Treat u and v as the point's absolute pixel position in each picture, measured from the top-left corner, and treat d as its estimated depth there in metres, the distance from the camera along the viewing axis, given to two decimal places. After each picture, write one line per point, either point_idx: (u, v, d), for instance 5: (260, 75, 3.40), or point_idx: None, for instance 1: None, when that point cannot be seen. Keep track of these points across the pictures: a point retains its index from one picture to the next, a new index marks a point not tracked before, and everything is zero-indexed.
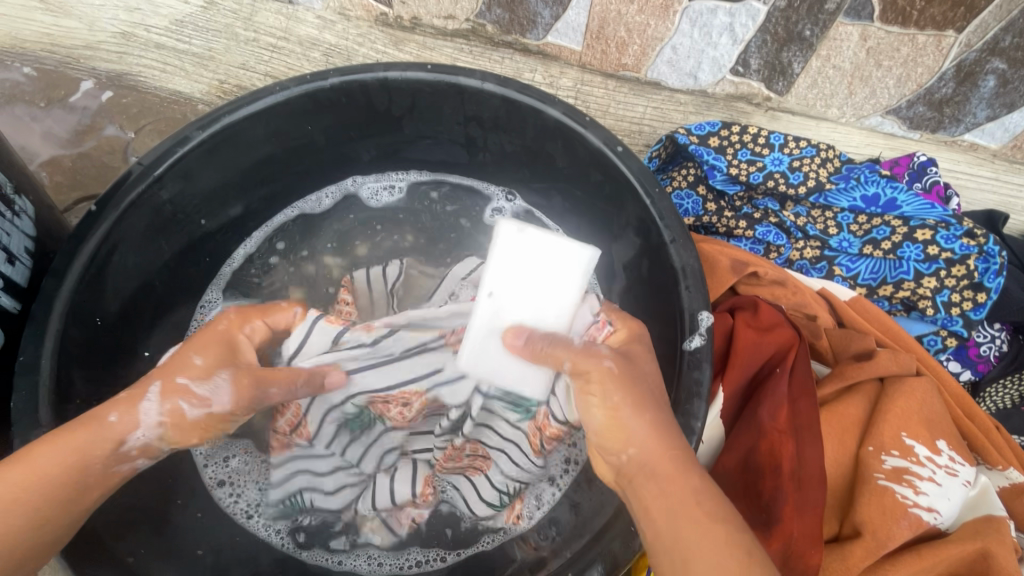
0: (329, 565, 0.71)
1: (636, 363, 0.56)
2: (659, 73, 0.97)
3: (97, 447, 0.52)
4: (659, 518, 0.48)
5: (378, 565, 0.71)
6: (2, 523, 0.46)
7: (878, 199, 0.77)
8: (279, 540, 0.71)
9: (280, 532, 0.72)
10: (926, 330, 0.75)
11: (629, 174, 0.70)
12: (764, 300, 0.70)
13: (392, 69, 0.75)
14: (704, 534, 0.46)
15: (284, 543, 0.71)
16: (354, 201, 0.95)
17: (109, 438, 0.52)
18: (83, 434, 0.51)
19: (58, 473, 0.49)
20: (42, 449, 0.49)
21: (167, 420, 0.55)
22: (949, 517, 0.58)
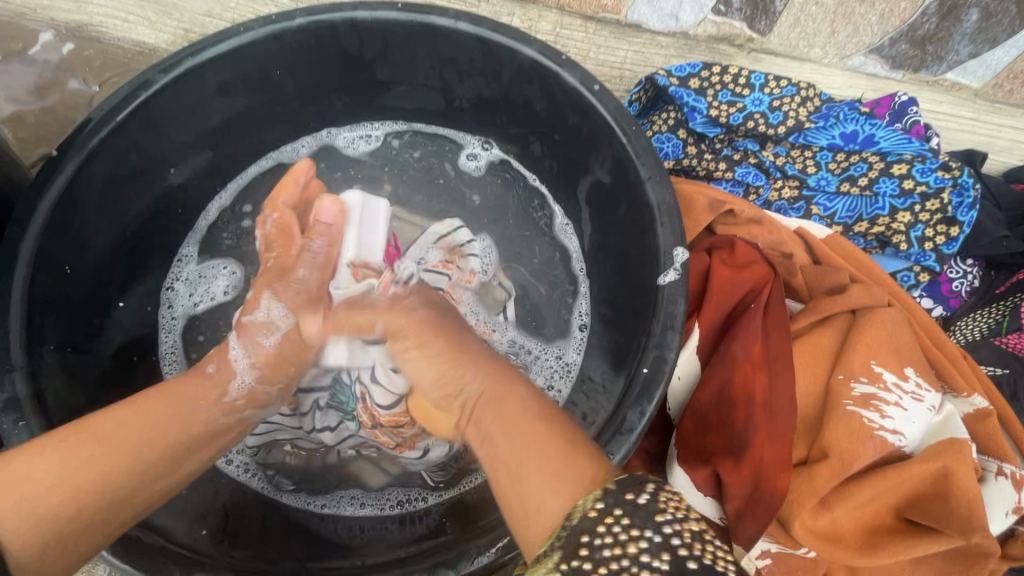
0: (312, 509, 0.72)
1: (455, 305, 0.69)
2: (638, 15, 0.95)
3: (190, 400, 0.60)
4: (501, 432, 0.54)
5: (360, 505, 0.72)
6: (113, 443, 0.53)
7: (857, 136, 0.76)
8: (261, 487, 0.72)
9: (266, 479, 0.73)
10: (900, 266, 0.76)
11: (606, 114, 0.70)
12: (742, 238, 0.70)
13: (361, 9, 0.73)
14: (516, 434, 0.53)
15: (267, 490, 0.72)
16: (330, 151, 0.93)
17: (210, 411, 0.61)
18: (180, 397, 0.59)
19: (148, 435, 0.55)
20: (158, 395, 0.58)
21: (254, 393, 0.64)
22: (914, 440, 0.60)
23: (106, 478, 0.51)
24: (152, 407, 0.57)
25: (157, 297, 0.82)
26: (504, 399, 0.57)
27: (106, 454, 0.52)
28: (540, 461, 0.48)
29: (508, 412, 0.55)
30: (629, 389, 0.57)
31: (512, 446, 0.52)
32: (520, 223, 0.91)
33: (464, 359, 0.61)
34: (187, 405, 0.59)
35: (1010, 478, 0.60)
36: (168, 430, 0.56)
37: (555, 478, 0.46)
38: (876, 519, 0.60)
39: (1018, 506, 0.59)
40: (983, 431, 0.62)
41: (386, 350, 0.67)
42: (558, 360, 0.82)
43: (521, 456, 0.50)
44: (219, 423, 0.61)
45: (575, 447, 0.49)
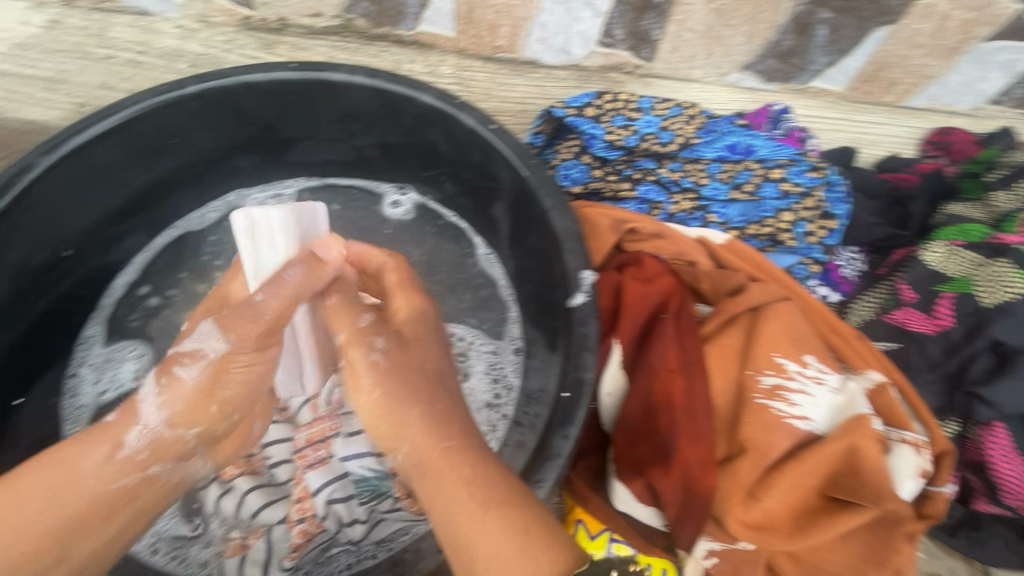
0: None
1: (416, 353, 0.59)
2: (533, 51, 1.00)
3: (81, 463, 0.52)
4: (454, 506, 0.49)
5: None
6: (9, 536, 0.48)
7: (738, 147, 0.83)
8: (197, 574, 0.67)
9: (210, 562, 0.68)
10: (794, 261, 0.80)
11: (504, 150, 0.73)
12: (648, 254, 0.74)
13: (253, 71, 0.73)
14: (466, 512, 0.48)
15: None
16: (240, 214, 0.91)
17: (101, 470, 0.53)
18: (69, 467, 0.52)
19: (35, 514, 0.49)
20: (41, 464, 0.52)
21: (167, 443, 0.56)
22: (824, 421, 0.64)
23: (8, 550, 0.48)
24: (32, 488, 0.50)
25: (59, 386, 0.77)
26: (448, 464, 0.52)
27: (6, 511, 0.49)
28: (495, 543, 0.47)
29: (464, 493, 0.49)
30: (553, 414, 0.59)
31: (469, 528, 0.48)
32: (449, 262, 0.92)
33: (407, 416, 0.55)
34: (72, 469, 0.52)
35: (911, 444, 0.65)
36: (54, 502, 0.50)
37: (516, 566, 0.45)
38: (805, 503, 0.63)
39: (923, 469, 0.64)
40: (884, 404, 0.67)
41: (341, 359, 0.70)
42: (494, 357, 0.84)
43: (473, 537, 0.47)
44: (116, 486, 0.53)
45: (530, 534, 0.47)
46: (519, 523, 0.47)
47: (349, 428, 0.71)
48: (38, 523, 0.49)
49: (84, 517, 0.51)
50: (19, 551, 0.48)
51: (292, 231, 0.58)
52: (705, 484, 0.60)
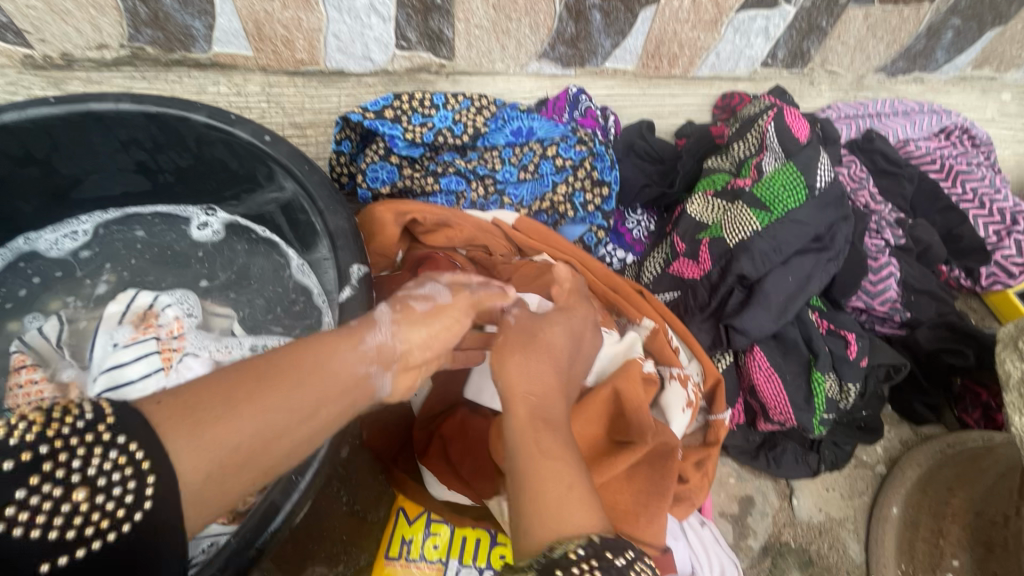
0: None
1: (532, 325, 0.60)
2: (336, 61, 1.02)
3: (335, 346, 0.49)
4: (543, 479, 0.48)
5: None
6: (276, 400, 0.44)
7: (522, 130, 0.88)
8: None
9: None
10: (584, 231, 0.85)
11: (278, 158, 0.75)
12: (439, 253, 0.79)
13: (6, 111, 0.72)
14: (548, 454, 0.50)
15: None
16: (34, 257, 0.86)
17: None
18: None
19: (302, 377, 0.46)
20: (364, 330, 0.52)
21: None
22: (591, 375, 0.71)
23: (248, 420, 0.42)
24: (339, 359, 0.49)
25: None
26: (542, 419, 0.52)
27: (179, 435, 0.40)
28: (558, 486, 0.47)
29: (539, 450, 0.50)
30: None
31: (544, 475, 0.48)
32: (267, 280, 0.89)
33: (534, 372, 0.55)
34: (332, 349, 0.49)
35: (678, 379, 0.72)
36: (309, 381, 0.46)
37: (567, 509, 0.46)
38: (585, 448, 0.69)
39: (690, 400, 0.71)
40: (657, 347, 0.73)
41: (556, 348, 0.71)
42: None
43: (538, 475, 0.48)
44: (353, 372, 0.49)
45: (577, 488, 0.48)
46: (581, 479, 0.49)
47: None
48: (311, 385, 0.46)
49: (302, 403, 0.45)
50: (264, 418, 0.43)
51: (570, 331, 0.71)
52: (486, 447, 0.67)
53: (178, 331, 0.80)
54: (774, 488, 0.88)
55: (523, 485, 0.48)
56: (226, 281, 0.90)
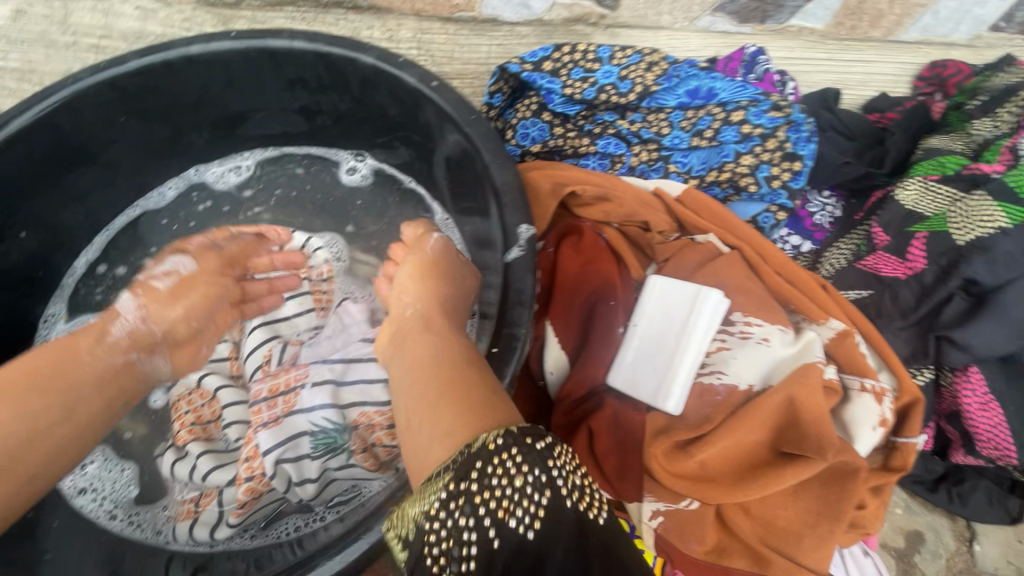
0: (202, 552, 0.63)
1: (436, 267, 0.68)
2: (491, 8, 0.98)
3: (77, 345, 0.58)
4: (431, 431, 0.49)
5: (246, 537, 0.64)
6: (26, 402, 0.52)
7: (699, 91, 0.78)
8: (165, 541, 0.64)
9: (167, 533, 0.65)
10: (759, 210, 0.75)
11: (445, 106, 0.71)
12: (588, 223, 0.72)
13: (193, 43, 0.73)
14: (429, 393, 0.52)
15: (169, 546, 0.64)
16: (201, 189, 0.91)
17: (96, 352, 0.59)
18: (62, 347, 0.58)
19: (40, 394, 0.53)
20: (82, 344, 0.59)
21: (141, 334, 0.64)
22: (759, 377, 0.63)
23: None
24: (74, 358, 0.57)
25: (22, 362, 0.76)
26: (421, 375, 0.54)
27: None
28: (442, 426, 0.48)
29: (433, 386, 0.52)
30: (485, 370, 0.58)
31: (428, 424, 0.49)
32: None
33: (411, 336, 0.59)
34: (72, 349, 0.58)
35: (872, 393, 0.61)
36: (69, 375, 0.56)
37: (459, 423, 0.48)
38: (748, 456, 0.61)
39: (885, 419, 0.60)
40: (844, 352, 0.64)
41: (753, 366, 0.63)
42: None
43: (421, 412, 0.51)
44: (109, 365, 0.59)
45: (462, 412, 0.49)
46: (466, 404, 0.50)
47: (317, 377, 0.68)
48: (43, 397, 0.53)
49: (72, 399, 0.55)
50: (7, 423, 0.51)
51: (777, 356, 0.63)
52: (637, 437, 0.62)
53: (327, 275, 0.83)
54: (951, 529, 0.76)
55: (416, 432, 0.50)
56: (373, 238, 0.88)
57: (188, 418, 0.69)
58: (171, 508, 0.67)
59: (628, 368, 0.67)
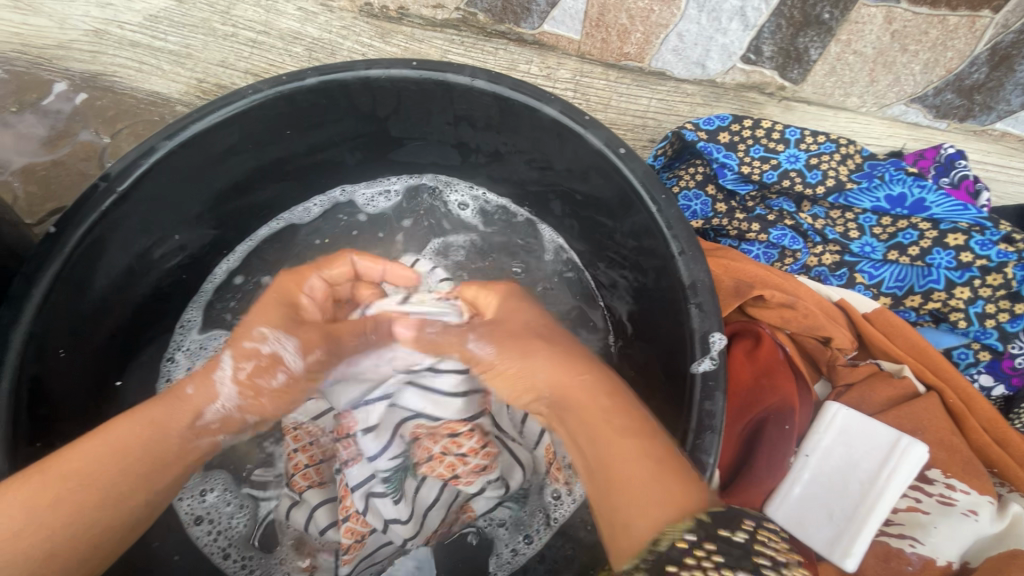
0: None
1: (513, 319, 0.64)
2: (663, 62, 0.90)
3: (169, 417, 0.55)
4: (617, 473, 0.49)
5: None
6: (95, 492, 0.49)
7: (904, 199, 0.71)
8: None
9: None
10: (957, 343, 0.70)
11: (632, 179, 0.64)
12: (767, 329, 0.66)
13: (374, 67, 0.67)
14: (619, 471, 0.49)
15: None
16: (339, 208, 0.88)
17: (186, 434, 0.56)
18: (159, 420, 0.55)
19: (123, 473, 0.51)
20: (126, 418, 0.53)
21: (232, 421, 0.60)
22: (959, 555, 0.55)
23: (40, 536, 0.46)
24: (124, 435, 0.52)
25: (156, 372, 0.76)
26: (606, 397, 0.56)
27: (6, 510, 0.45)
28: (632, 473, 0.48)
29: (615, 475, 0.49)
30: None
31: (615, 459, 0.50)
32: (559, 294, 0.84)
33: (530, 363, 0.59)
34: (158, 421, 0.54)
35: None
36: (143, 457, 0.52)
37: (659, 489, 0.46)
38: None
39: None
40: None
41: (955, 542, 0.55)
42: None
43: (623, 475, 0.49)
44: (194, 446, 0.57)
45: (647, 470, 0.48)
46: (654, 459, 0.48)
47: (365, 421, 0.65)
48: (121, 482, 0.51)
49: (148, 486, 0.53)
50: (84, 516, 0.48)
51: (983, 533, 0.55)
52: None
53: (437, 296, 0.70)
54: None
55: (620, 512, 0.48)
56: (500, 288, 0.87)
57: (301, 462, 0.66)
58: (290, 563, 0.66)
59: (796, 504, 0.60)
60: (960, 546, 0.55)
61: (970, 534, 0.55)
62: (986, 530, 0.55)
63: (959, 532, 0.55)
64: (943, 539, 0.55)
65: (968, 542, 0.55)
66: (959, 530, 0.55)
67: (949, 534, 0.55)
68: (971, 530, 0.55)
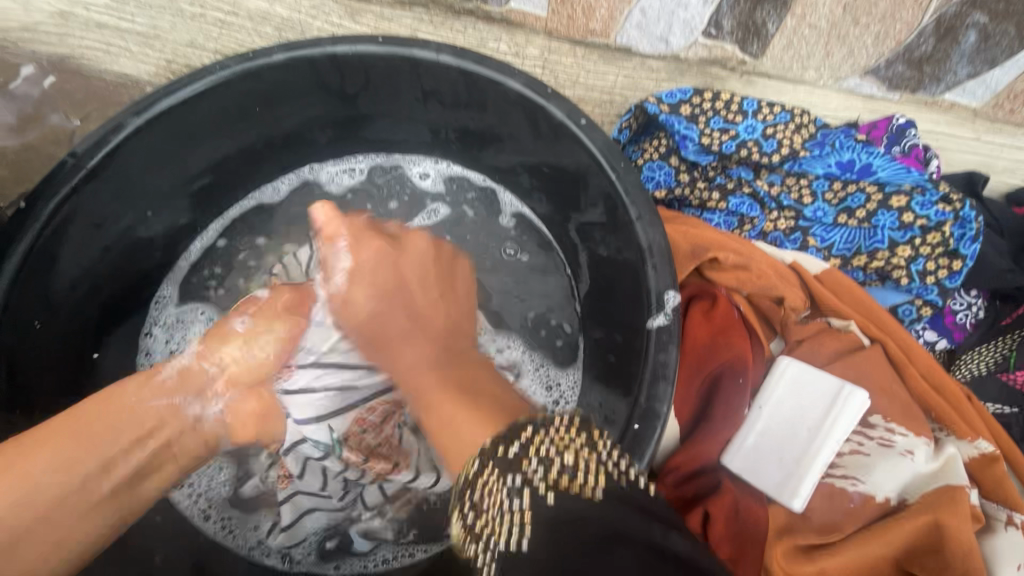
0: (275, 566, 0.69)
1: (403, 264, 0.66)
2: (628, 38, 0.92)
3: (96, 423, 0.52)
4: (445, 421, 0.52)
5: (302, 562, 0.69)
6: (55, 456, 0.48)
7: (854, 165, 0.74)
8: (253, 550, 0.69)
9: (257, 544, 0.69)
10: (901, 300, 0.75)
11: (592, 149, 0.66)
12: (723, 291, 0.69)
13: (340, 43, 0.68)
14: (443, 395, 0.54)
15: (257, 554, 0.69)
16: (312, 187, 0.89)
17: (135, 398, 0.55)
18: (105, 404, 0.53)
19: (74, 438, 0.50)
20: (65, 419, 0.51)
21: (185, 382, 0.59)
22: (896, 491, 0.60)
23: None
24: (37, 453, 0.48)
25: (135, 345, 0.78)
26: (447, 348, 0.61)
27: (14, 475, 0.46)
28: (472, 432, 0.48)
29: (447, 399, 0.53)
30: (619, 443, 0.56)
31: (459, 419, 0.50)
32: (533, 264, 0.86)
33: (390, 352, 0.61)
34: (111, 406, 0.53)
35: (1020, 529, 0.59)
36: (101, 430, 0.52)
37: (486, 418, 0.49)
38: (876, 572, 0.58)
39: None
40: (988, 477, 0.61)
41: (893, 481, 0.60)
42: (553, 390, 0.80)
43: (460, 426, 0.50)
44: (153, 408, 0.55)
45: (466, 412, 0.51)
46: (495, 415, 0.50)
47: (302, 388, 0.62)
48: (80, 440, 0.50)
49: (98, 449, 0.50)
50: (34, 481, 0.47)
51: (918, 472, 0.60)
52: (757, 530, 0.60)
53: None
54: None
55: (429, 406, 0.55)
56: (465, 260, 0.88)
57: None
58: (260, 518, 0.69)
59: (750, 453, 0.63)
60: (898, 483, 0.60)
61: (905, 473, 0.60)
62: (920, 468, 0.60)
63: (895, 471, 0.60)
64: (879, 477, 0.60)
65: (903, 478, 0.60)
66: (895, 470, 0.60)
67: (885, 473, 0.60)
68: (907, 470, 0.60)
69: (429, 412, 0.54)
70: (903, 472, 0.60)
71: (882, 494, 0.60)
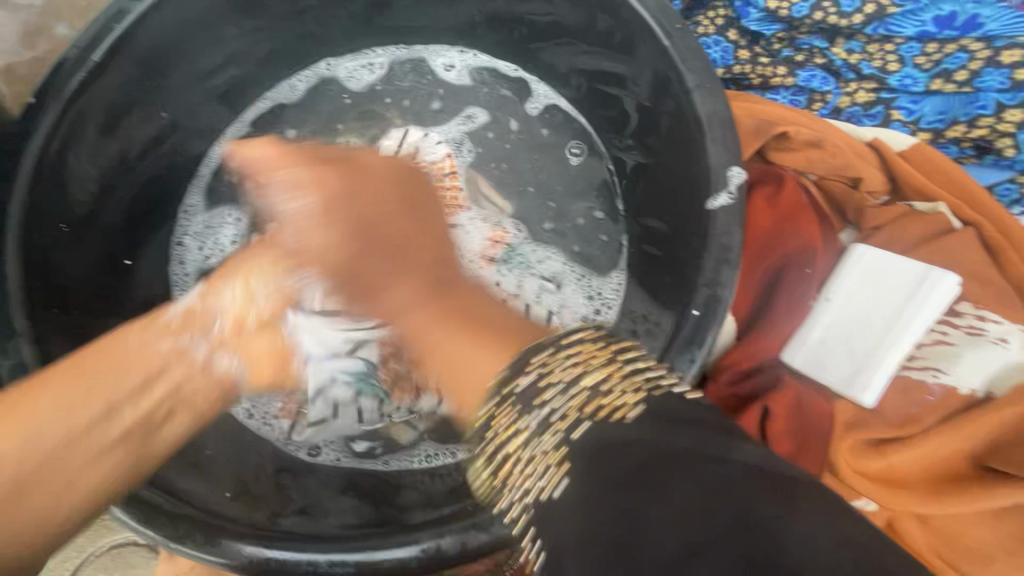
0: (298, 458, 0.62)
1: (367, 194, 0.59)
2: None
3: (104, 370, 0.46)
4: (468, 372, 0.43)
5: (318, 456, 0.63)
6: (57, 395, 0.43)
7: (954, 19, 0.61)
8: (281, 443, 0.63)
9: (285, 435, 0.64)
10: (1001, 178, 0.67)
11: (642, 10, 0.56)
12: (790, 173, 0.62)
13: None
14: (435, 321, 0.51)
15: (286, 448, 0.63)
16: (331, 84, 0.83)
17: (140, 340, 0.49)
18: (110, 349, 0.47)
19: (64, 386, 0.43)
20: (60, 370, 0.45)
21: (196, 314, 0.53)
22: (982, 382, 0.56)
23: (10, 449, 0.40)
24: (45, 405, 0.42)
25: (168, 254, 0.76)
26: (432, 288, 0.54)
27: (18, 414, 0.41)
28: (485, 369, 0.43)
29: (440, 321, 0.51)
30: (677, 331, 0.51)
31: (457, 354, 0.46)
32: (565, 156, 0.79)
33: (382, 287, 0.55)
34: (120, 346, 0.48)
35: None
36: (99, 376, 0.45)
37: (497, 343, 0.44)
38: (948, 464, 0.56)
39: None
40: None
41: (980, 371, 0.55)
42: (594, 295, 0.74)
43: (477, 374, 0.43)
44: (156, 351, 0.49)
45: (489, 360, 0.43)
46: (501, 338, 0.45)
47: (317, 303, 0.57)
48: (89, 374, 0.45)
49: (112, 388, 0.45)
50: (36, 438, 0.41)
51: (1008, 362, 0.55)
52: (821, 427, 0.56)
53: (449, 168, 0.80)
54: None
55: (427, 347, 0.50)
56: (505, 166, 0.80)
57: None
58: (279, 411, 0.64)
59: (814, 348, 0.58)
60: (985, 375, 0.55)
61: (994, 363, 0.55)
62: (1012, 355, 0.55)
63: (984, 362, 0.55)
64: (963, 368, 0.56)
65: (992, 369, 0.55)
66: (985, 359, 0.55)
67: (971, 362, 0.56)
68: (997, 360, 0.55)
69: (430, 350, 0.50)
70: (992, 361, 0.55)
71: (966, 386, 0.56)
